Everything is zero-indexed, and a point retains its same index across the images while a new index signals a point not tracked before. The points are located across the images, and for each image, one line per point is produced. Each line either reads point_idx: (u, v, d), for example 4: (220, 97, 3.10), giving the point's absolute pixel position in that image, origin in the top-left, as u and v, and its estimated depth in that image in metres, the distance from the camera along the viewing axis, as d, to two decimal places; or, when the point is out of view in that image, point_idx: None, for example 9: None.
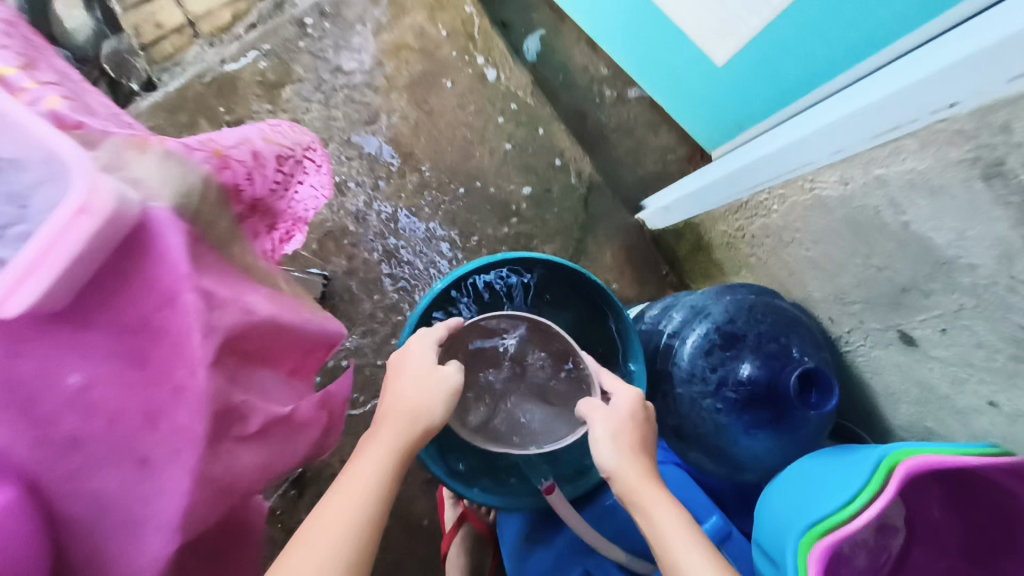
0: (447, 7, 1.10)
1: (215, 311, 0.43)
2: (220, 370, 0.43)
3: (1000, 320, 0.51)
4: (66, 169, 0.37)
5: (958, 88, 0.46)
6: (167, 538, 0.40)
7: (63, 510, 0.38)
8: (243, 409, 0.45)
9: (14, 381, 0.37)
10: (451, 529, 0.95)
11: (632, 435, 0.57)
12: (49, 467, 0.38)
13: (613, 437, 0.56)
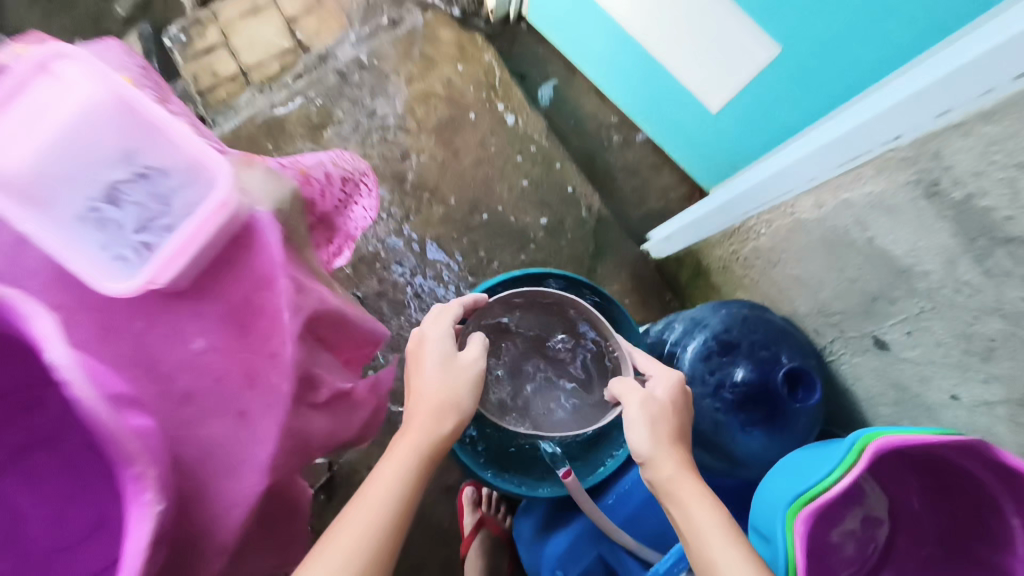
0: (472, 60, 1.24)
1: (302, 295, 0.53)
2: (303, 344, 0.53)
3: (952, 318, 0.61)
4: (202, 176, 0.48)
5: (899, 126, 0.57)
6: (259, 479, 0.47)
7: (178, 453, 0.46)
8: (317, 380, 0.55)
9: (145, 344, 0.47)
10: (470, 533, 1.02)
11: (667, 419, 0.60)
12: (169, 415, 0.46)
13: (651, 424, 0.59)
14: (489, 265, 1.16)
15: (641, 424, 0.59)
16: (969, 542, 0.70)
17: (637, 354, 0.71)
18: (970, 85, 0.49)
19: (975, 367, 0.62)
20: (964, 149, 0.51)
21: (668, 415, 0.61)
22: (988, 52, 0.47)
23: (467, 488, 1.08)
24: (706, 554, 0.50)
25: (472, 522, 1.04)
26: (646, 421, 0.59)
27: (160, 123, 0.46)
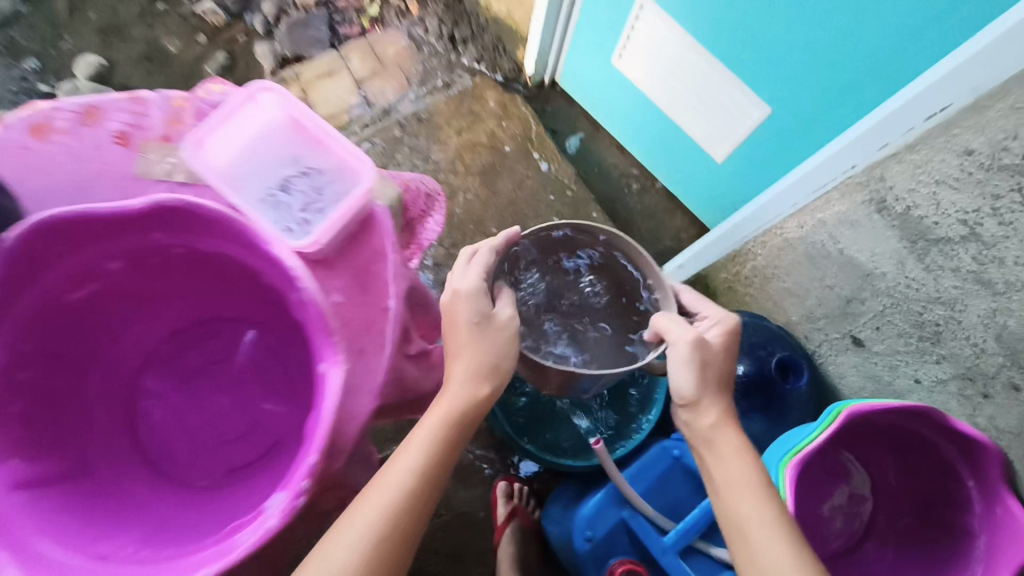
0: (513, 117, 1.46)
1: (404, 269, 0.70)
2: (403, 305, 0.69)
3: (908, 311, 0.77)
4: (347, 174, 0.66)
5: (853, 157, 0.74)
6: (367, 401, 0.62)
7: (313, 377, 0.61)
8: (409, 337, 0.71)
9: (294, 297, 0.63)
10: (503, 522, 1.14)
11: (715, 361, 0.68)
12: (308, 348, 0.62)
13: (705, 369, 0.67)
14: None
15: (689, 367, 0.67)
16: (941, 509, 0.83)
17: (685, 292, 0.77)
18: (900, 125, 0.67)
19: (929, 351, 0.77)
20: (900, 172, 0.69)
21: (716, 356, 0.68)
22: (908, 99, 0.65)
23: (501, 483, 1.20)
24: (733, 509, 0.64)
25: (505, 512, 1.16)
26: (698, 365, 0.67)
27: (324, 132, 0.66)
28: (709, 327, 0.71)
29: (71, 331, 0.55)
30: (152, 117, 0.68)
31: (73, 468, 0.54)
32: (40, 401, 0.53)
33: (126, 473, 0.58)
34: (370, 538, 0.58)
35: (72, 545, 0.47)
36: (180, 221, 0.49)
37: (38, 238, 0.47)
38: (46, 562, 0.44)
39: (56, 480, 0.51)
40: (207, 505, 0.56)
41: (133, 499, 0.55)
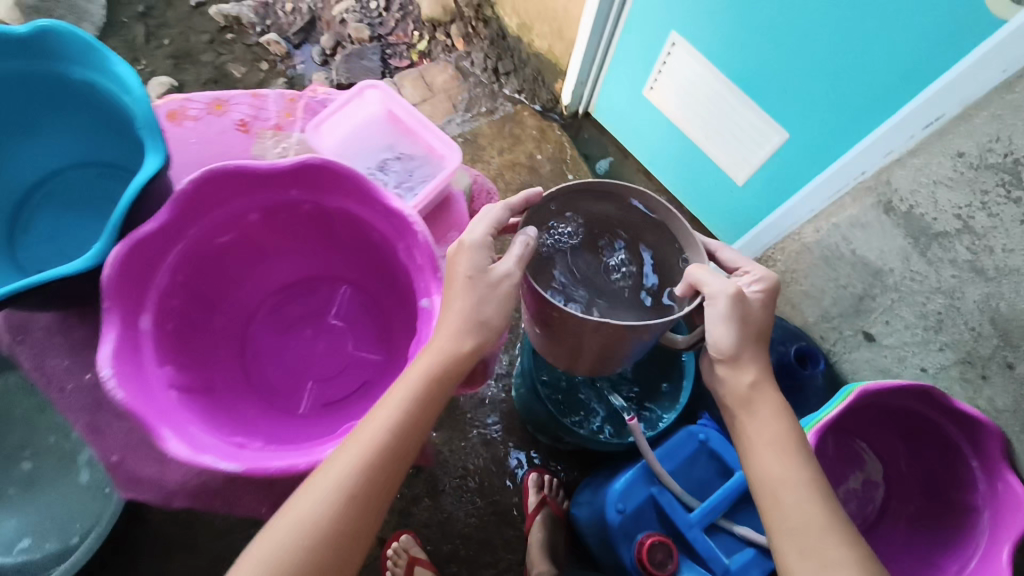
0: (551, 142, 1.60)
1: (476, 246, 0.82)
2: None
3: (914, 303, 0.86)
4: (434, 160, 0.78)
5: (862, 166, 0.87)
6: None
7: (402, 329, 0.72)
8: None
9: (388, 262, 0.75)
10: (534, 510, 1.22)
11: (752, 320, 0.72)
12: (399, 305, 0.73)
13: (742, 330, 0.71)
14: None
15: (728, 323, 0.70)
16: (950, 492, 0.91)
17: (724, 250, 0.80)
18: (903, 134, 0.80)
19: (932, 340, 0.86)
20: (904, 175, 0.81)
21: (754, 315, 0.72)
22: (910, 111, 0.78)
23: (533, 473, 1.27)
24: (762, 465, 0.70)
25: (535, 501, 1.23)
26: (736, 321, 0.70)
27: (417, 123, 0.79)
28: (751, 283, 0.75)
29: (212, 270, 0.66)
30: (268, 110, 0.81)
31: (208, 383, 0.64)
32: (183, 326, 0.64)
33: (244, 396, 0.68)
34: (348, 491, 0.55)
35: (218, 436, 0.57)
36: (317, 179, 0.61)
37: (210, 185, 0.59)
38: (203, 441, 0.55)
39: (196, 390, 0.62)
40: (311, 425, 0.67)
41: (251, 414, 0.66)
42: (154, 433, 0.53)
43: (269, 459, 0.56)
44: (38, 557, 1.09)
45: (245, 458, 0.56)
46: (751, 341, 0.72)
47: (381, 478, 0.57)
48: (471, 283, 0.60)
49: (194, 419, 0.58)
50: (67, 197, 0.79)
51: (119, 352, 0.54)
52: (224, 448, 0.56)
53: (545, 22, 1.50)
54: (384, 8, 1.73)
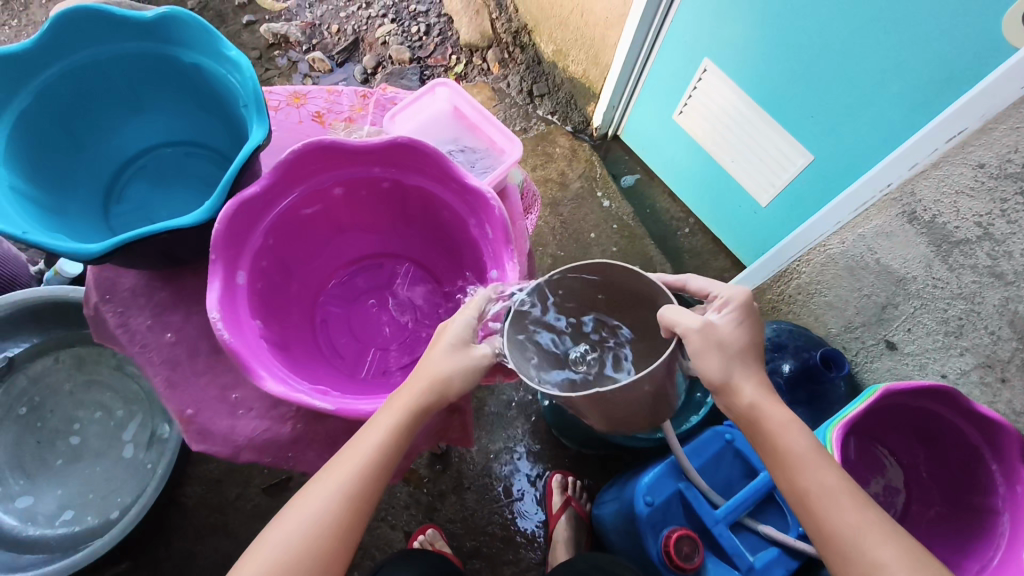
0: (581, 161, 1.69)
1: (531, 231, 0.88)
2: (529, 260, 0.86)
3: (936, 311, 0.91)
4: (496, 155, 0.86)
5: (888, 177, 0.92)
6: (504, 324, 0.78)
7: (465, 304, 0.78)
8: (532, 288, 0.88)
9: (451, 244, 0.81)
10: (559, 510, 1.24)
11: (732, 345, 0.69)
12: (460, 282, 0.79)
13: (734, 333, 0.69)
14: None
15: (712, 352, 0.67)
16: (968, 496, 0.92)
17: (692, 280, 0.77)
18: (928, 145, 0.85)
19: (953, 345, 0.90)
20: (927, 186, 0.87)
21: (734, 343, 0.69)
22: (935, 127, 0.83)
23: (557, 475, 1.30)
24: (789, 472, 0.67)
25: (560, 501, 1.26)
26: (716, 349, 0.67)
27: (482, 120, 0.88)
28: (720, 310, 0.71)
29: (296, 237, 0.73)
30: (342, 104, 0.89)
31: (286, 340, 0.71)
32: (267, 285, 0.71)
33: (317, 353, 0.75)
34: (341, 499, 0.60)
35: (305, 383, 0.65)
36: (403, 158, 0.68)
37: (306, 157, 0.65)
38: (294, 385, 0.62)
39: (278, 344, 0.69)
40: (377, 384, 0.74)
41: (324, 371, 0.73)
42: (254, 375, 0.60)
43: (356, 403, 0.64)
44: (79, 529, 1.12)
45: (331, 401, 0.63)
46: (740, 359, 0.69)
47: (371, 489, 0.61)
48: (453, 352, 0.65)
49: (282, 369, 0.65)
50: (156, 175, 0.83)
51: (222, 300, 0.62)
52: (312, 392, 0.63)
53: (582, 48, 1.60)
54: (424, 33, 1.83)
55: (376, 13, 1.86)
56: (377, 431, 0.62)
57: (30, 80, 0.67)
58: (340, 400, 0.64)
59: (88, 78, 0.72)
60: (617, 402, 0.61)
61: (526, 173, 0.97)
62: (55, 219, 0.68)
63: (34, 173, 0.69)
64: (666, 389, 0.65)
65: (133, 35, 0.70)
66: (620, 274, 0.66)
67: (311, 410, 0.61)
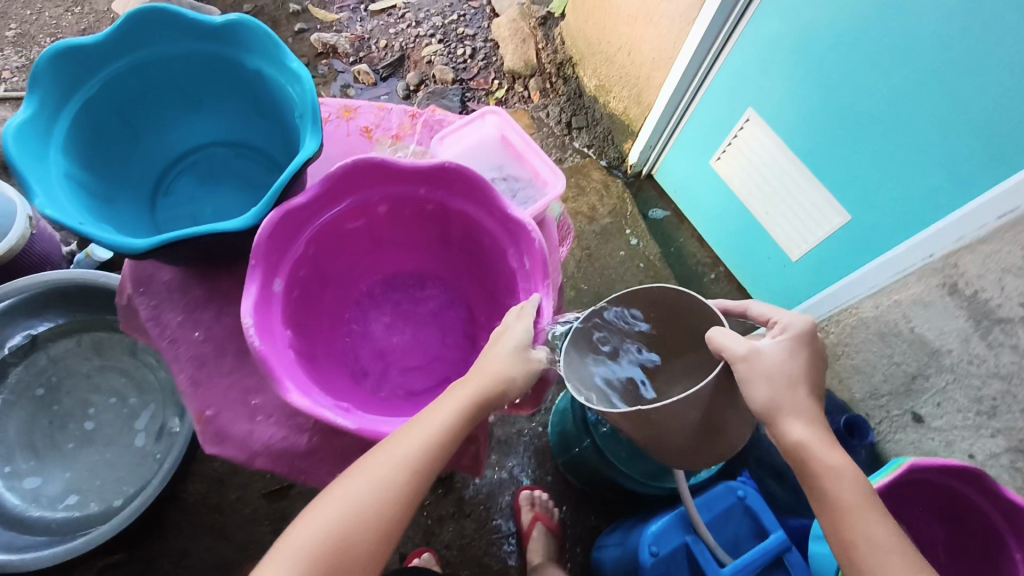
0: (613, 197, 1.69)
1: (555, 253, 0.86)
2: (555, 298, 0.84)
3: (969, 387, 0.89)
4: (540, 186, 0.86)
5: (932, 247, 0.93)
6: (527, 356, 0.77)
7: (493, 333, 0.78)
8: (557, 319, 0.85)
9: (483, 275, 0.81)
10: (529, 526, 1.21)
11: (782, 370, 0.67)
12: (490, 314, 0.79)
13: (790, 355, 0.69)
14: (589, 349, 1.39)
15: (759, 380, 0.66)
16: None
17: (755, 308, 0.77)
18: (978, 220, 0.85)
19: (984, 425, 0.88)
20: (972, 260, 0.86)
21: (783, 365, 0.68)
22: (992, 197, 0.83)
23: (525, 491, 1.27)
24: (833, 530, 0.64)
25: (529, 518, 1.22)
26: (762, 376, 0.66)
27: (527, 148, 0.88)
28: (777, 334, 0.71)
29: (336, 248, 0.74)
30: (391, 121, 0.90)
31: (313, 351, 0.71)
32: (303, 293, 0.72)
33: (344, 367, 0.76)
34: (404, 472, 0.60)
35: (328, 398, 0.64)
36: (449, 181, 0.69)
37: (354, 173, 0.67)
38: (319, 399, 0.62)
39: (306, 354, 0.69)
40: (401, 407, 0.73)
41: (347, 387, 0.72)
42: (279, 385, 0.59)
43: (377, 424, 0.63)
44: (80, 515, 1.12)
45: (353, 419, 0.63)
46: (790, 385, 0.67)
47: (430, 471, 0.61)
48: (515, 356, 0.64)
49: (307, 382, 0.64)
50: (204, 172, 0.84)
51: (257, 305, 0.62)
52: (335, 409, 0.63)
53: (626, 86, 1.61)
54: (469, 56, 1.86)
55: (424, 33, 1.89)
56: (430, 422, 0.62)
57: (98, 72, 0.69)
58: (364, 420, 0.63)
59: (150, 74, 0.73)
60: (665, 428, 0.68)
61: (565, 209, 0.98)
62: (102, 210, 0.69)
63: (89, 163, 0.71)
64: (728, 418, 0.70)
65: (199, 36, 0.72)
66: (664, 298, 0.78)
67: (335, 427, 0.60)
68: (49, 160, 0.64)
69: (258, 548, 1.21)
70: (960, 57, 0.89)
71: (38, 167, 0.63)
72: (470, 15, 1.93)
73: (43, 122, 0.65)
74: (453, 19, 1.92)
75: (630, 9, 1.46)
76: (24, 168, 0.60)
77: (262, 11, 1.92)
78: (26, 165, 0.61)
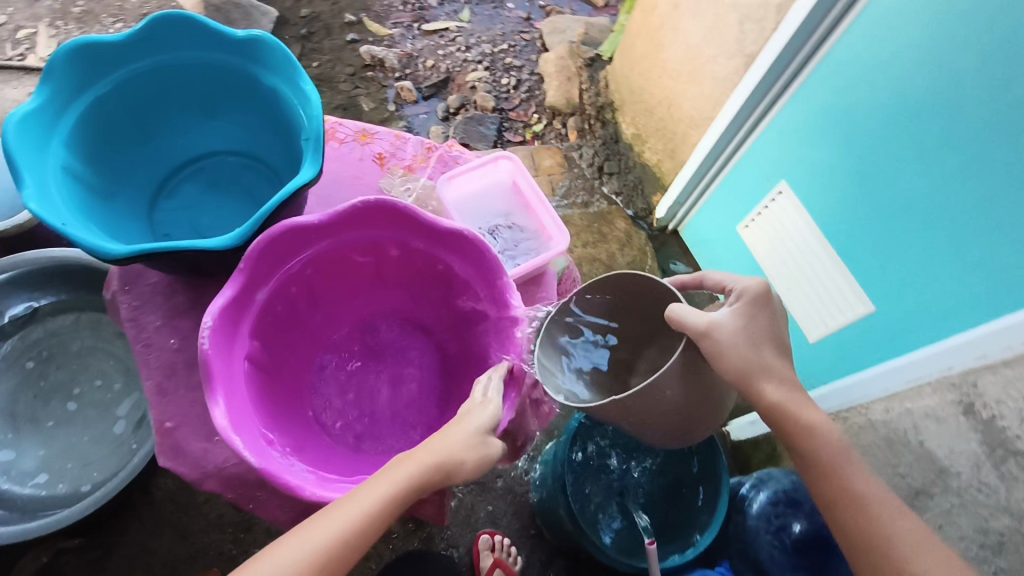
0: (634, 249, 1.65)
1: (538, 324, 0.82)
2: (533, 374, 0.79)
3: (975, 515, 0.83)
4: (543, 244, 0.89)
5: (951, 360, 0.87)
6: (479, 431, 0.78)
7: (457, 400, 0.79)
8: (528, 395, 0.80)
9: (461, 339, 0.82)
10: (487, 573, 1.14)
11: (741, 333, 0.71)
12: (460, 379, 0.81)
13: (749, 319, 0.73)
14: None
15: (725, 349, 0.69)
16: None
17: (711, 276, 0.82)
18: (1003, 341, 0.79)
19: (987, 560, 0.82)
20: (993, 382, 0.80)
21: (740, 328, 0.72)
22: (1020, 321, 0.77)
23: (484, 535, 1.19)
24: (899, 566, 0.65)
25: (489, 564, 1.15)
26: (728, 342, 0.70)
27: (538, 203, 0.90)
28: (735, 301, 0.75)
29: (332, 273, 0.77)
30: (406, 151, 0.89)
31: (265, 369, 0.72)
32: (286, 307, 0.74)
33: (295, 390, 0.78)
34: (315, 559, 0.56)
35: (256, 431, 0.63)
36: (455, 244, 0.70)
37: (368, 211, 0.69)
38: (241, 426, 0.60)
39: (260, 367, 0.71)
40: (337, 452, 0.75)
41: (288, 421, 0.72)
42: (209, 398, 0.59)
43: (281, 472, 0.59)
44: (47, 495, 1.11)
45: (258, 453, 0.59)
46: (751, 343, 0.72)
47: (343, 558, 0.57)
48: (471, 439, 0.63)
49: (240, 403, 0.63)
50: (211, 180, 0.85)
51: (224, 310, 0.63)
52: (255, 441, 0.61)
53: (661, 139, 1.59)
54: (513, 87, 1.86)
55: (472, 58, 1.90)
56: (372, 495, 0.58)
57: (121, 70, 0.70)
58: (267, 458, 0.59)
59: (174, 76, 0.74)
60: (652, 411, 0.69)
61: (571, 257, 0.96)
62: (96, 209, 0.69)
63: (93, 156, 0.71)
64: (706, 396, 0.72)
65: (226, 49, 0.72)
66: (628, 284, 0.76)
67: (236, 455, 0.57)
68: (49, 151, 0.64)
69: (216, 555, 1.18)
70: (991, 170, 0.82)
71: (36, 156, 0.63)
72: (520, 46, 1.94)
73: (52, 113, 0.65)
74: (503, 48, 1.92)
75: (675, 64, 1.44)
76: (21, 159, 0.60)
77: (318, 15, 1.94)
78: (23, 155, 0.61)
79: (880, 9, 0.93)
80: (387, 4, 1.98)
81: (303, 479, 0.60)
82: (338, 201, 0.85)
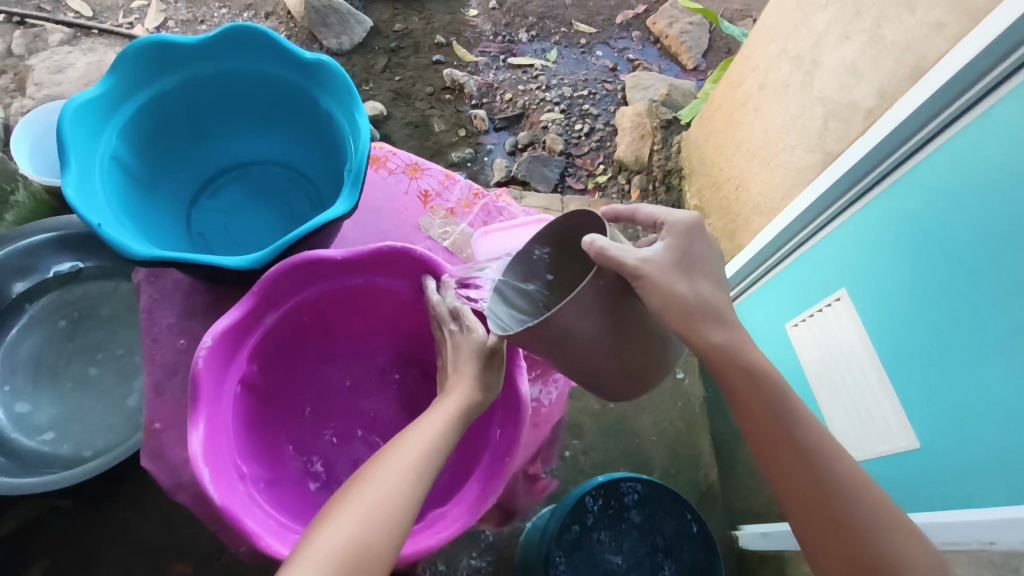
0: None
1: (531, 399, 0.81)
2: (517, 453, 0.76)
3: None
4: None
5: (995, 535, 0.80)
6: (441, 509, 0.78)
7: None
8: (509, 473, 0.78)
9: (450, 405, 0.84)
10: None
11: (672, 268, 0.70)
12: None
13: (675, 252, 0.72)
14: (588, 471, 1.31)
15: (652, 285, 0.67)
16: None
17: (643, 208, 0.81)
18: None
19: None
20: None
21: (670, 260, 0.71)
22: None
23: None
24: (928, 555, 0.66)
25: None
26: (655, 270, 0.68)
27: None
28: (665, 236, 0.74)
29: (345, 306, 0.80)
30: (452, 193, 0.95)
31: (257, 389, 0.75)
32: (295, 333, 0.78)
33: (285, 416, 0.81)
34: (408, 478, 0.61)
35: (229, 458, 0.64)
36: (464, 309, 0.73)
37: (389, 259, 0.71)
38: (215, 452, 0.62)
39: (252, 386, 0.74)
40: (302, 491, 0.75)
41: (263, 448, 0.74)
42: (191, 420, 0.60)
43: (240, 511, 0.59)
44: (49, 452, 1.11)
45: (224, 487, 0.60)
46: (685, 275, 0.71)
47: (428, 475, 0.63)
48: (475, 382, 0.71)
49: (219, 425, 0.65)
50: (255, 187, 0.88)
51: (230, 328, 0.66)
52: (226, 473, 0.62)
53: (722, 217, 1.54)
54: (584, 134, 1.85)
55: (550, 98, 1.89)
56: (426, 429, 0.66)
57: (183, 70, 0.74)
58: (232, 496, 0.60)
59: (238, 84, 0.78)
60: (573, 345, 0.68)
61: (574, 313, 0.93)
62: (135, 201, 0.72)
63: (145, 146, 0.75)
64: (636, 333, 0.70)
65: (293, 68, 0.74)
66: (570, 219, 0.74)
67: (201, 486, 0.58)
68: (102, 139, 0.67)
69: (193, 548, 1.18)
70: None
71: (87, 146, 0.65)
72: (600, 95, 1.92)
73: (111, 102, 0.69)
74: (583, 94, 1.92)
75: (749, 146, 1.40)
76: (71, 142, 0.63)
77: (410, 32, 1.98)
78: (74, 137, 0.64)
79: (958, 143, 0.86)
80: (478, 32, 2.01)
81: (262, 526, 0.60)
82: (372, 228, 0.91)
